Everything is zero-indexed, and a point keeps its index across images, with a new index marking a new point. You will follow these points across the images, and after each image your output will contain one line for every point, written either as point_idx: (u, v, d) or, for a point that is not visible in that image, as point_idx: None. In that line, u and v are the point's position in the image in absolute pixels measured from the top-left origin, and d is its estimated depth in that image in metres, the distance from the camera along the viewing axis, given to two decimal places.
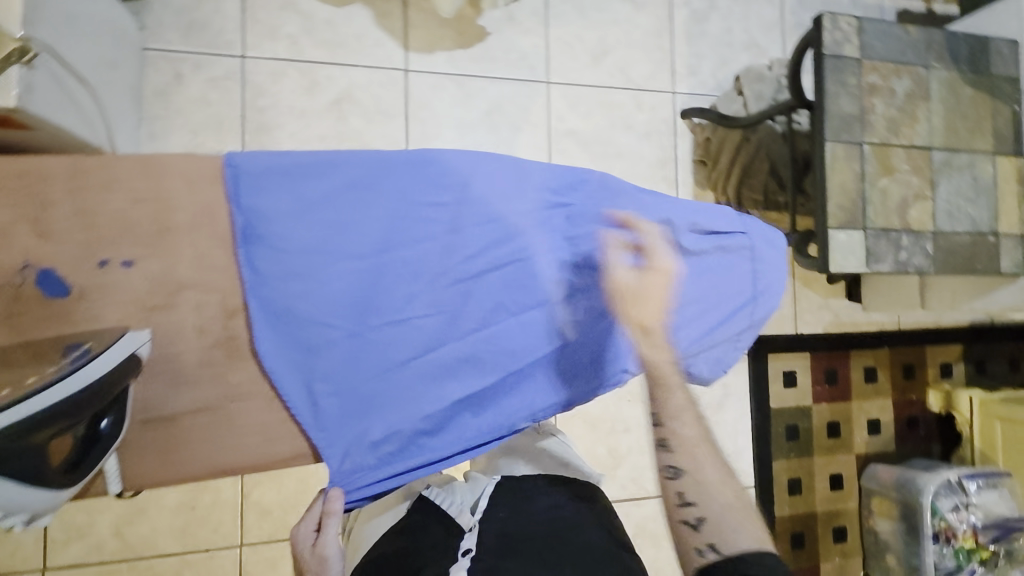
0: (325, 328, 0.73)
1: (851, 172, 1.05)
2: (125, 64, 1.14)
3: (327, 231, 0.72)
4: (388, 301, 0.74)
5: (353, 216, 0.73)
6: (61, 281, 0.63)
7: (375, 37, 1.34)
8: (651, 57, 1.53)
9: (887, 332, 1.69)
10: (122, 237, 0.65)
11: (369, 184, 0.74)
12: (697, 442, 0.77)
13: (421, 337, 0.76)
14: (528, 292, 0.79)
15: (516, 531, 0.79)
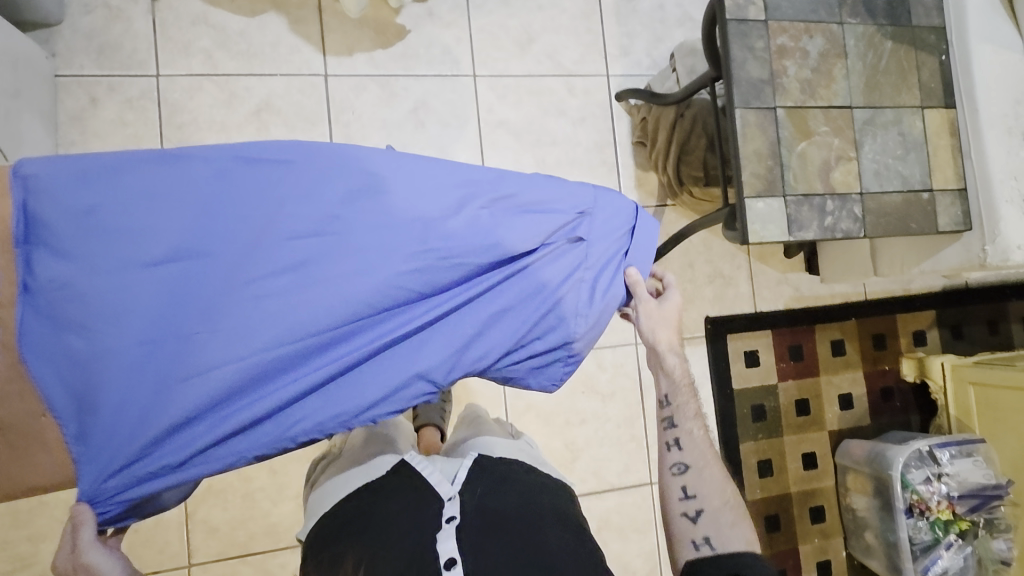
0: (112, 328, 0.61)
1: (765, 138, 1.01)
2: (34, 91, 1.14)
3: (131, 219, 0.62)
4: (182, 305, 0.62)
5: (150, 215, 0.63)
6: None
7: (291, 45, 1.33)
8: (580, 41, 1.50)
9: (854, 303, 1.63)
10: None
11: (201, 171, 0.65)
12: (703, 441, 0.84)
13: (235, 341, 0.62)
14: (337, 284, 0.65)
15: (498, 508, 0.72)
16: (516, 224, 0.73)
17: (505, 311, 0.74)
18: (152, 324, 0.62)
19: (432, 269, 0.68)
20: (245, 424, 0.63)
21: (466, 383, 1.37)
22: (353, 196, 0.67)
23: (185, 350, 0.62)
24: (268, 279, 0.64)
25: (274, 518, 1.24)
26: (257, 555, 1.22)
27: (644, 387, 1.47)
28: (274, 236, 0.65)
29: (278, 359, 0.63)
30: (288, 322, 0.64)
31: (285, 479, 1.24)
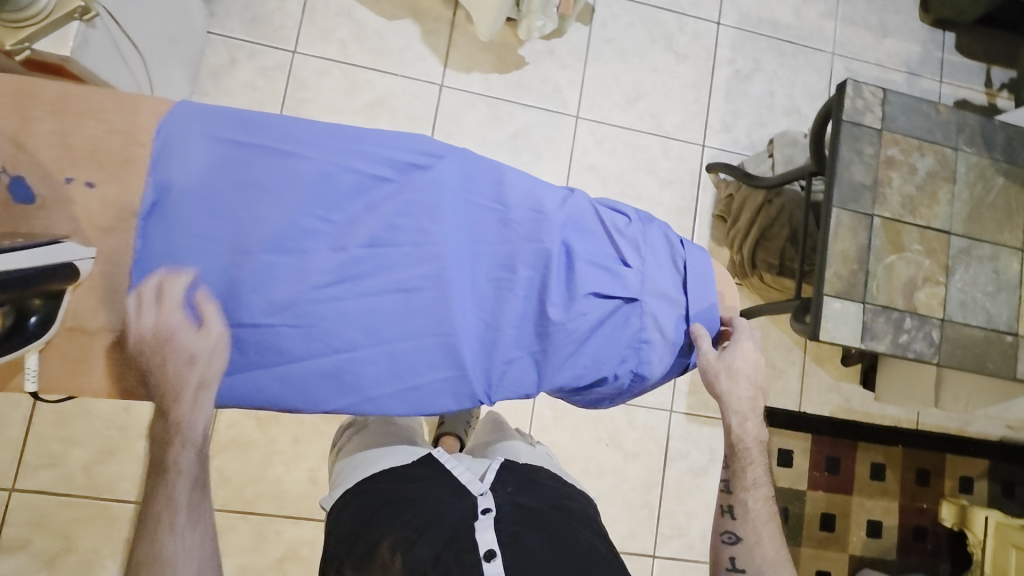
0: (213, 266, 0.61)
1: (856, 242, 1.01)
2: (188, 43, 1.25)
3: (258, 172, 0.62)
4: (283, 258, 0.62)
5: (271, 168, 0.62)
6: (30, 187, 0.57)
7: (418, 52, 1.42)
8: (685, 109, 1.54)
9: (903, 431, 1.56)
10: (90, 159, 0.58)
11: (315, 137, 0.64)
12: (764, 513, 0.82)
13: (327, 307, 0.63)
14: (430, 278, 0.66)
15: (529, 506, 0.74)
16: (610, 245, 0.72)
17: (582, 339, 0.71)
18: (267, 282, 0.62)
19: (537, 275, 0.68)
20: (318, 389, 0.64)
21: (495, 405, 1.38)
22: (458, 182, 0.67)
23: (300, 309, 0.63)
24: (377, 251, 0.65)
25: (283, 485, 1.26)
26: (258, 515, 1.24)
27: (669, 456, 1.44)
28: (388, 209, 0.65)
29: (385, 332, 0.65)
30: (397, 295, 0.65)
31: (305, 449, 1.27)
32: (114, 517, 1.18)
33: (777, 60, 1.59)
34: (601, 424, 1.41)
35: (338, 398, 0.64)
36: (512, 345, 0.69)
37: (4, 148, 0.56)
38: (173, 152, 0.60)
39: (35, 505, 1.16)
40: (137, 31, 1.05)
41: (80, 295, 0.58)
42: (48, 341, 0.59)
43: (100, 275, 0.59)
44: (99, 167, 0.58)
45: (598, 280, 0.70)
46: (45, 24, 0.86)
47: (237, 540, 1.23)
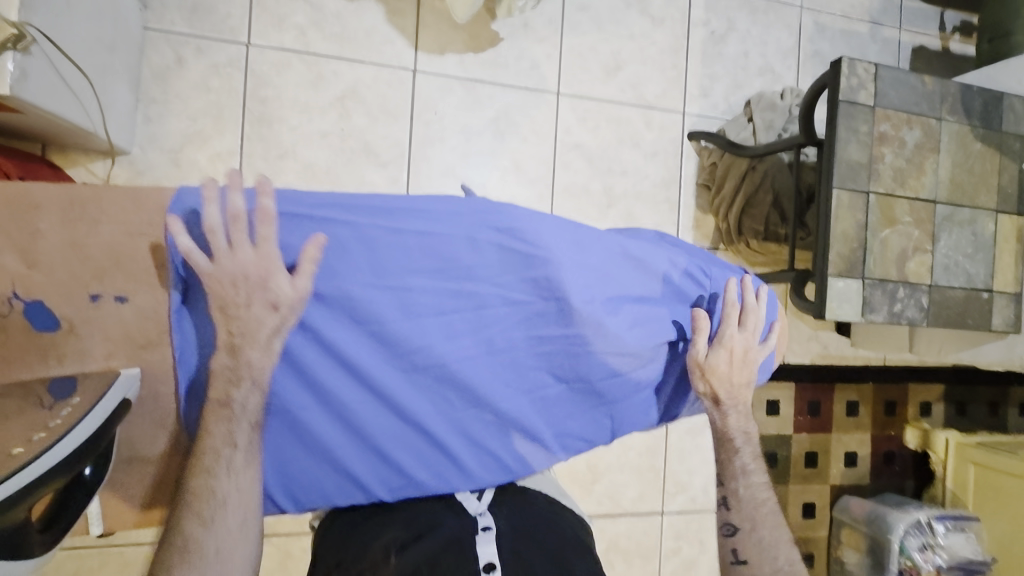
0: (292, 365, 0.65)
1: (854, 221, 1.04)
2: (127, 47, 1.10)
3: (312, 260, 0.62)
4: (356, 351, 0.65)
5: (328, 262, 0.62)
6: (52, 311, 0.56)
7: (385, 35, 1.30)
8: (664, 76, 1.50)
9: (874, 369, 1.70)
10: (114, 269, 0.57)
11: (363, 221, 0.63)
12: (756, 500, 0.87)
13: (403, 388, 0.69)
14: (491, 350, 0.70)
15: (528, 527, 0.70)
16: (646, 284, 0.74)
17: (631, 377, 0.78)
18: (328, 363, 0.65)
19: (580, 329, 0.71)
20: (404, 456, 0.72)
21: None
22: (504, 247, 0.67)
23: (364, 384, 0.67)
24: (431, 324, 0.67)
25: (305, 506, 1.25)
26: (284, 536, 1.23)
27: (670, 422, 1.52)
28: (435, 284, 0.66)
29: (456, 402, 0.71)
30: (453, 361, 0.69)
31: None
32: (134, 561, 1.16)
33: (750, 18, 1.56)
34: None
35: (421, 460, 0.73)
36: (570, 395, 0.76)
37: (13, 270, 0.55)
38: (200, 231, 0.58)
39: (43, 561, 1.13)
40: (74, 48, 0.91)
41: (134, 423, 0.62)
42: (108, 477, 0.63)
43: (149, 397, 0.62)
44: (125, 276, 0.57)
45: (643, 328, 0.75)
46: None
47: (266, 563, 1.23)
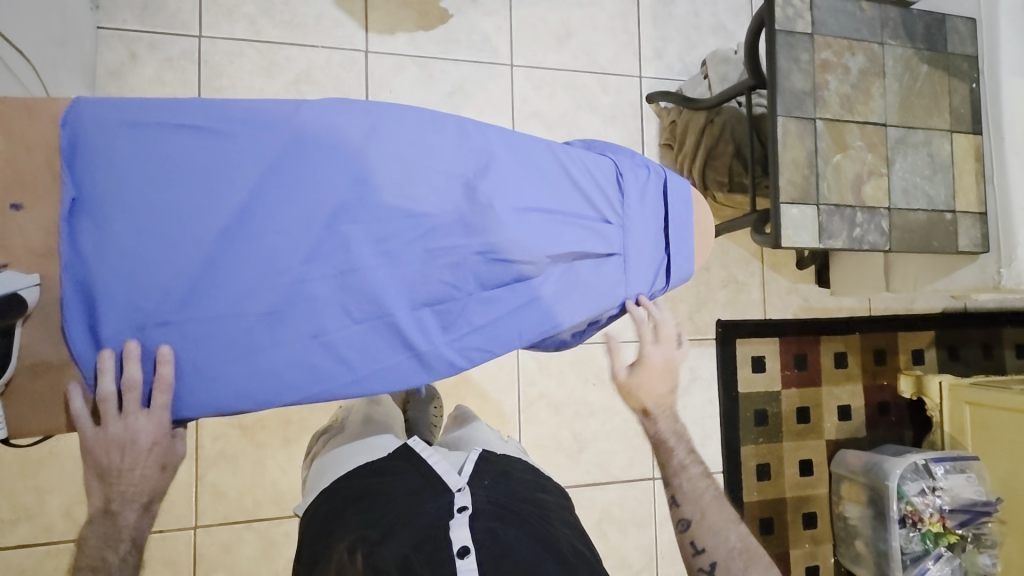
0: (177, 271, 0.57)
1: (803, 148, 1.04)
2: (79, 44, 1.13)
3: (195, 155, 0.58)
4: (247, 249, 0.58)
5: (212, 157, 0.58)
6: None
7: (334, 18, 1.33)
8: (617, 41, 1.52)
9: (859, 319, 1.68)
10: (14, 180, 0.54)
11: (251, 117, 0.59)
12: (706, 490, 0.86)
13: (303, 290, 0.60)
14: (404, 243, 0.62)
15: (506, 503, 0.78)
16: (566, 176, 0.70)
17: (571, 275, 0.69)
18: (229, 274, 0.58)
19: (513, 223, 0.65)
20: (313, 372, 0.61)
21: (481, 366, 1.39)
22: (416, 141, 0.63)
23: (258, 288, 0.59)
24: (343, 223, 0.60)
25: (283, 489, 1.24)
26: (264, 521, 1.22)
27: None
28: (330, 171, 0.60)
29: (369, 305, 0.62)
30: (374, 265, 0.61)
31: (298, 449, 1.24)
32: None
33: None
34: (586, 366, 1.44)
35: (335, 376, 0.62)
36: (504, 296, 0.66)
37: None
38: (85, 142, 0.55)
39: (22, 559, 1.11)
40: (23, 40, 0.93)
41: (31, 330, 0.55)
42: (8, 384, 0.55)
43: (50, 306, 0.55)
44: (25, 187, 0.54)
45: (571, 218, 0.69)
46: None
47: (248, 550, 1.21)
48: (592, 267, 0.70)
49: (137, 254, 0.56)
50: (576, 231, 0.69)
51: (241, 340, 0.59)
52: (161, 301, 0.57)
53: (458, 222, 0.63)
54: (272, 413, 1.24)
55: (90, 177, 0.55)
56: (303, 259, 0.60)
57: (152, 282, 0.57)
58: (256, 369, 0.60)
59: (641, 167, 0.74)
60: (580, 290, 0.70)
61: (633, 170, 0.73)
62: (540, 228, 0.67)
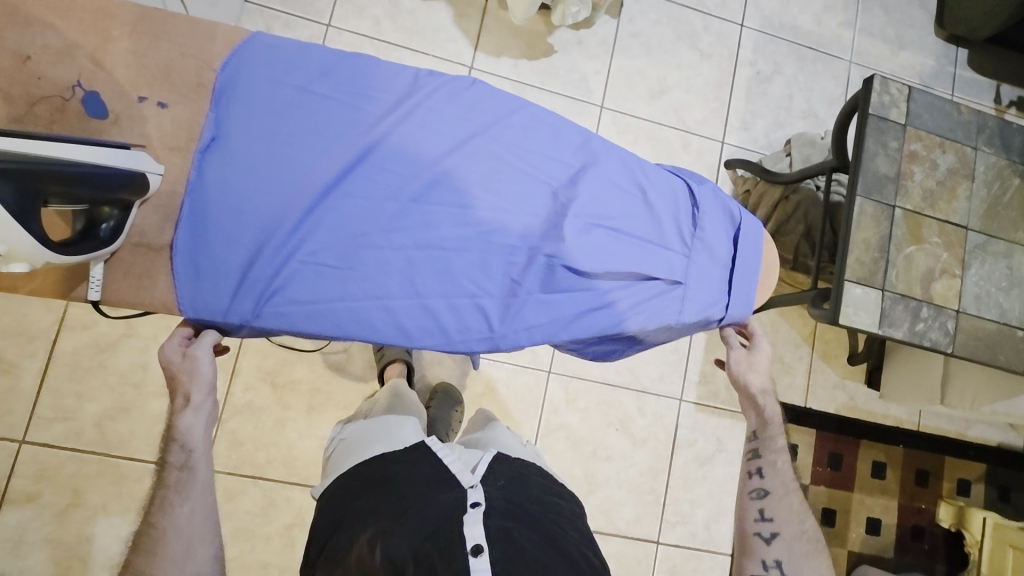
0: (266, 193, 0.58)
1: (877, 231, 1.03)
2: (227, 8, 1.27)
3: (315, 94, 0.60)
4: (334, 189, 0.59)
5: (328, 101, 0.60)
6: (102, 102, 0.58)
7: (449, 33, 1.45)
8: (707, 105, 1.58)
9: (905, 430, 1.59)
10: (164, 79, 0.59)
11: (373, 76, 0.62)
12: (788, 474, 0.87)
13: (376, 239, 0.59)
14: (483, 216, 0.61)
15: (518, 502, 0.76)
16: (657, 194, 0.68)
17: (640, 290, 0.65)
18: (316, 222, 0.59)
19: (596, 227, 0.64)
20: (364, 318, 0.60)
21: (509, 383, 1.39)
22: (518, 130, 0.64)
23: (333, 225, 0.59)
24: (435, 195, 0.60)
25: (294, 453, 1.25)
26: (269, 481, 1.23)
27: (676, 444, 1.45)
28: (431, 136, 0.61)
29: (434, 268, 0.60)
30: (448, 228, 0.60)
31: (319, 418, 1.27)
32: (127, 476, 1.19)
33: (797, 64, 1.65)
34: (612, 409, 1.43)
35: (384, 327, 0.60)
36: (571, 293, 0.63)
37: (81, 63, 0.57)
38: (229, 67, 0.60)
39: (46, 457, 1.16)
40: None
41: (147, 211, 0.58)
42: (114, 253, 0.58)
43: (166, 198, 0.58)
44: (172, 86, 0.59)
45: (652, 234, 0.66)
46: None
47: (248, 505, 1.22)
48: (663, 288, 0.66)
49: (239, 184, 0.58)
50: (655, 247, 0.66)
51: (304, 271, 0.59)
52: (243, 215, 0.58)
53: (539, 211, 0.63)
54: (304, 377, 1.28)
55: (220, 109, 0.59)
56: (382, 210, 0.60)
57: (241, 198, 0.58)
58: (312, 303, 0.59)
59: (735, 208, 0.70)
60: (649, 308, 0.65)
61: (724, 208, 0.70)
62: (623, 240, 0.65)
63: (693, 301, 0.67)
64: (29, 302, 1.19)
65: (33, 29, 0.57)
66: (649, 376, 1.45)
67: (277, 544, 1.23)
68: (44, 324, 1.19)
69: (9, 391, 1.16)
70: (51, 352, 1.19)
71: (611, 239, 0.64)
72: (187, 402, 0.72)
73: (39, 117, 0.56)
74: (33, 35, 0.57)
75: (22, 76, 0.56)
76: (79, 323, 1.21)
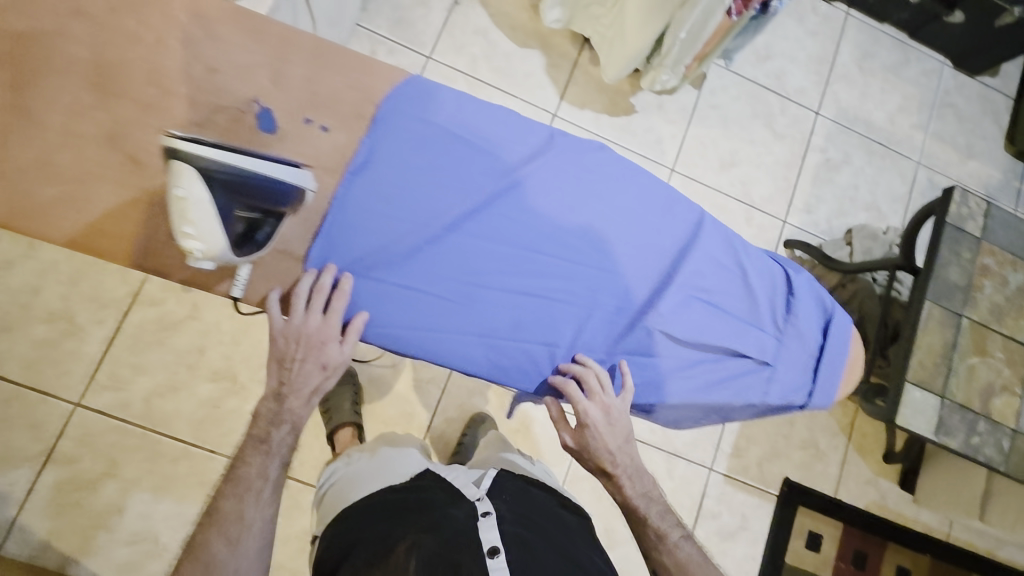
0: (419, 231, 0.65)
1: (942, 337, 1.04)
2: (342, 30, 1.35)
3: (469, 144, 0.66)
4: (478, 237, 0.67)
5: (480, 154, 0.67)
6: (273, 118, 0.63)
7: (539, 80, 1.52)
8: (774, 183, 1.61)
9: (934, 539, 1.54)
10: (329, 106, 0.64)
11: (520, 135, 0.68)
12: None
13: (508, 285, 0.68)
14: (600, 278, 0.70)
15: (526, 517, 0.78)
16: (753, 276, 0.75)
17: (726, 364, 0.74)
18: (458, 263, 0.67)
19: (695, 301, 0.72)
20: (488, 353, 0.68)
21: (544, 424, 1.39)
22: (640, 203, 0.71)
23: (473, 268, 0.67)
24: (562, 256, 0.69)
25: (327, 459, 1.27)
26: (298, 482, 1.25)
27: (700, 514, 1.43)
28: (566, 200, 0.69)
29: (553, 318, 0.69)
30: (568, 285, 0.69)
31: None
32: (164, 454, 1.21)
33: (866, 157, 1.68)
34: None
35: (503, 364, 0.68)
36: (664, 357, 0.72)
37: (260, 82, 0.63)
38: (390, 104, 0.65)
39: (93, 422, 1.19)
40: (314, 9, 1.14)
41: (295, 222, 0.64)
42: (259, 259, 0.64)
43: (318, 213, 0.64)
44: (335, 113, 0.64)
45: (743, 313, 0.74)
46: None
47: None
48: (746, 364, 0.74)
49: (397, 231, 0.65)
50: (744, 326, 0.74)
51: (441, 305, 0.67)
52: (396, 247, 0.65)
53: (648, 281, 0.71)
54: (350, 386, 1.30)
55: (376, 141, 0.65)
56: (514, 261, 0.68)
57: (396, 231, 0.65)
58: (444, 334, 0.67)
59: (824, 297, 0.78)
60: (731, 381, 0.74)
61: (811, 295, 0.77)
62: (719, 316, 0.73)
63: (777, 383, 0.75)
64: (108, 271, 1.24)
65: (222, 46, 0.63)
66: (683, 441, 1.44)
67: (294, 547, 1.23)
68: (117, 294, 1.24)
69: (73, 352, 1.20)
70: (119, 322, 1.23)
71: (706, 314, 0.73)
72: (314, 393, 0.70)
73: (221, 124, 0.62)
74: (218, 49, 0.63)
75: (206, 86, 0.63)
76: (150, 299, 1.25)
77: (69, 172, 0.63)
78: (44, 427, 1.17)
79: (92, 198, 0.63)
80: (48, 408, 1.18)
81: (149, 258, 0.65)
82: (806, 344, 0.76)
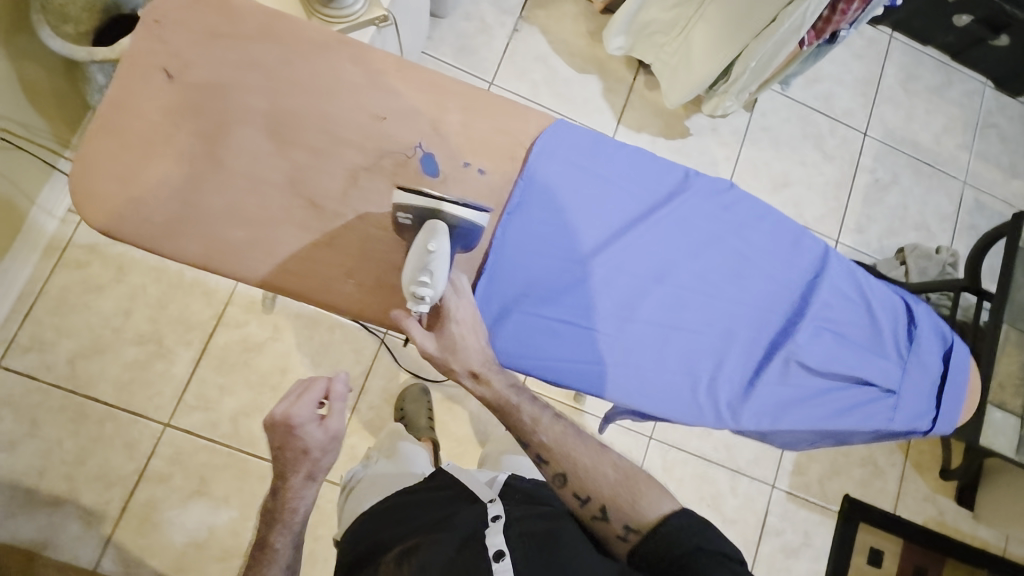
0: (595, 267, 0.82)
1: (1020, 359, 1.07)
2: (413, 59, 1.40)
3: (636, 197, 0.83)
4: (641, 272, 0.83)
5: (644, 203, 0.84)
6: (435, 163, 0.79)
7: (598, 105, 1.56)
8: (825, 204, 1.65)
9: (991, 555, 1.55)
10: (485, 152, 0.80)
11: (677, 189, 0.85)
12: None
13: (664, 312, 0.83)
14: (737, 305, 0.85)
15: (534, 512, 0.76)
16: (874, 308, 0.88)
17: (854, 387, 0.85)
18: (624, 291, 0.83)
19: (823, 330, 0.86)
20: (649, 371, 0.81)
21: (610, 442, 1.42)
22: (773, 245, 0.87)
23: (636, 297, 0.83)
24: (705, 287, 0.85)
25: None
26: None
27: (764, 530, 1.45)
28: (710, 241, 0.85)
29: (701, 341, 0.84)
30: (710, 311, 0.85)
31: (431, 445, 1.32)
32: (250, 472, 1.24)
33: (914, 177, 1.71)
34: (705, 484, 1.44)
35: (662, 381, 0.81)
36: (797, 378, 0.85)
37: (425, 129, 0.79)
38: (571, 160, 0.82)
39: (182, 442, 1.22)
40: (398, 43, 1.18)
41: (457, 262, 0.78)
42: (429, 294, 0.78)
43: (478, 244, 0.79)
44: (490, 157, 0.80)
45: (865, 341, 0.87)
46: (352, 24, 0.91)
47: None
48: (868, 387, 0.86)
49: (578, 266, 0.82)
50: (866, 352, 0.87)
51: (611, 328, 0.82)
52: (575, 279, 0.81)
53: (778, 310, 0.86)
54: None
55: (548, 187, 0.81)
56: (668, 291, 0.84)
57: (575, 265, 0.82)
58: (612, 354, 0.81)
59: (939, 330, 0.90)
60: (857, 401, 0.85)
61: (928, 327, 0.89)
62: (845, 343, 0.87)
63: (900, 409, 0.86)
64: (194, 294, 1.28)
65: (388, 96, 0.79)
66: (744, 457, 1.47)
67: None
68: (202, 316, 1.27)
69: (162, 373, 1.24)
70: (205, 343, 1.27)
71: (830, 341, 0.86)
72: (310, 477, 0.76)
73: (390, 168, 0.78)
74: (388, 100, 0.79)
75: (379, 132, 0.78)
76: (233, 320, 1.29)
77: (259, 219, 0.77)
78: (136, 446, 1.20)
79: (281, 238, 0.77)
80: (139, 427, 1.21)
81: (327, 293, 0.77)
82: (923, 370, 0.88)
